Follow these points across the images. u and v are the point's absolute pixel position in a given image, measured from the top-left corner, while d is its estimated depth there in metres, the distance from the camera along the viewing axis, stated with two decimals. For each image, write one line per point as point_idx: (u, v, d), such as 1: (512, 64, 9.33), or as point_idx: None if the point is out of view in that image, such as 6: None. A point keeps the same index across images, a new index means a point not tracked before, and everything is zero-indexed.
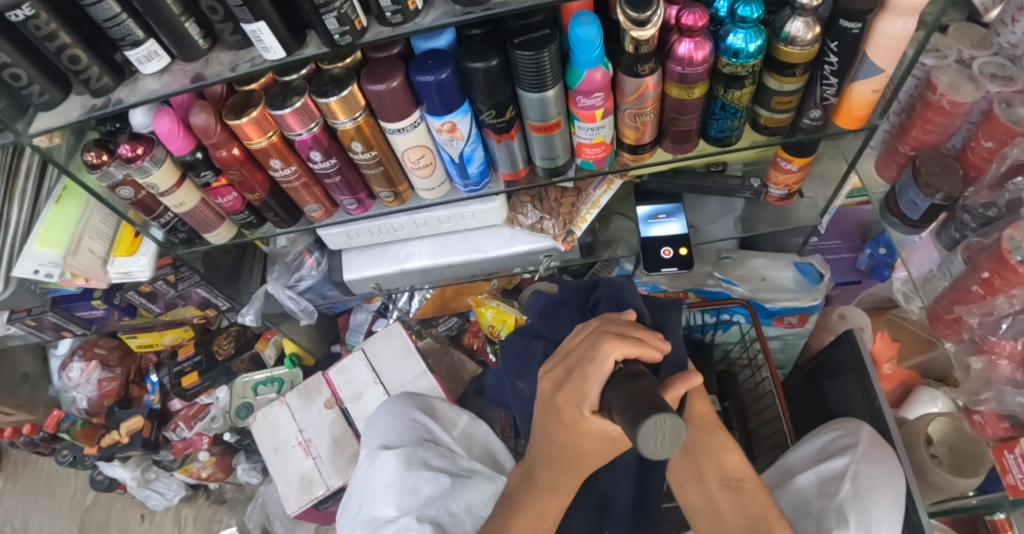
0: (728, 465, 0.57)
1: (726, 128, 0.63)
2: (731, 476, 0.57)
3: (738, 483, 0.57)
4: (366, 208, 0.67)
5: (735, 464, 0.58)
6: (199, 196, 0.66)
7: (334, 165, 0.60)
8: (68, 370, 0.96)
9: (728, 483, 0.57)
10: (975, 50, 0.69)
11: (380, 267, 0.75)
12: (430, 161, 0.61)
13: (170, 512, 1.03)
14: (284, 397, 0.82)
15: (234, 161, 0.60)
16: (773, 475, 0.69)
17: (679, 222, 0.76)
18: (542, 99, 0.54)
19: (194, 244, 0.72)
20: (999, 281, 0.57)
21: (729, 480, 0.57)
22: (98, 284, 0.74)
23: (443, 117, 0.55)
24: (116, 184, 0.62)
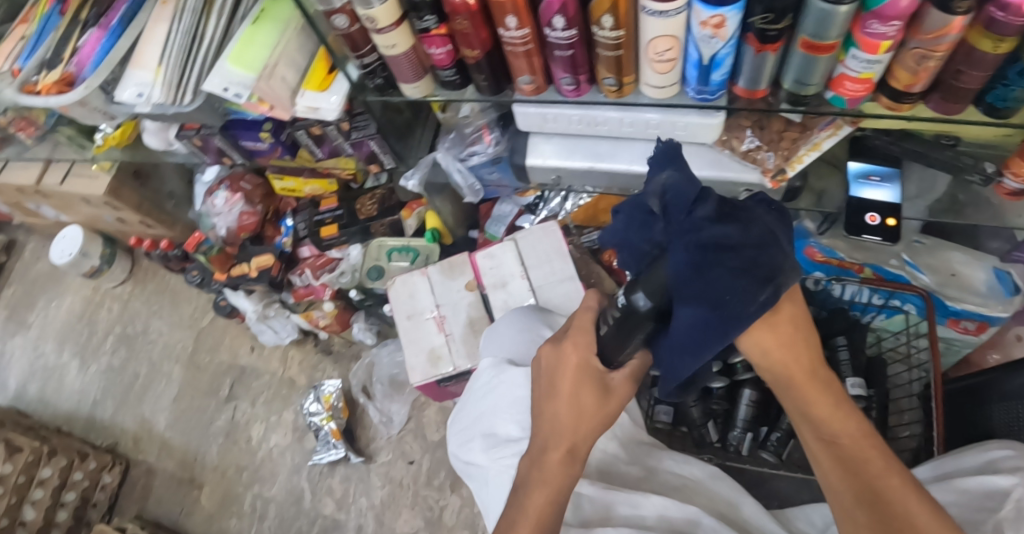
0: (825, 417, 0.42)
1: (1009, 99, 0.54)
2: (822, 428, 0.42)
3: (831, 437, 0.42)
4: (581, 92, 0.62)
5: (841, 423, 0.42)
6: (411, 41, 0.61)
7: (572, 37, 0.54)
8: (214, 197, 1.01)
9: (823, 437, 0.42)
10: None
11: (569, 160, 0.69)
12: (675, 56, 0.54)
13: (278, 350, 1.08)
14: (427, 268, 0.82)
15: (466, 9, 0.54)
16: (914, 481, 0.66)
17: (894, 189, 0.68)
18: (829, 14, 0.46)
19: (386, 93, 0.70)
20: None
21: (823, 435, 0.42)
22: (281, 115, 0.73)
23: (714, 10, 0.47)
24: (332, 13, 0.59)
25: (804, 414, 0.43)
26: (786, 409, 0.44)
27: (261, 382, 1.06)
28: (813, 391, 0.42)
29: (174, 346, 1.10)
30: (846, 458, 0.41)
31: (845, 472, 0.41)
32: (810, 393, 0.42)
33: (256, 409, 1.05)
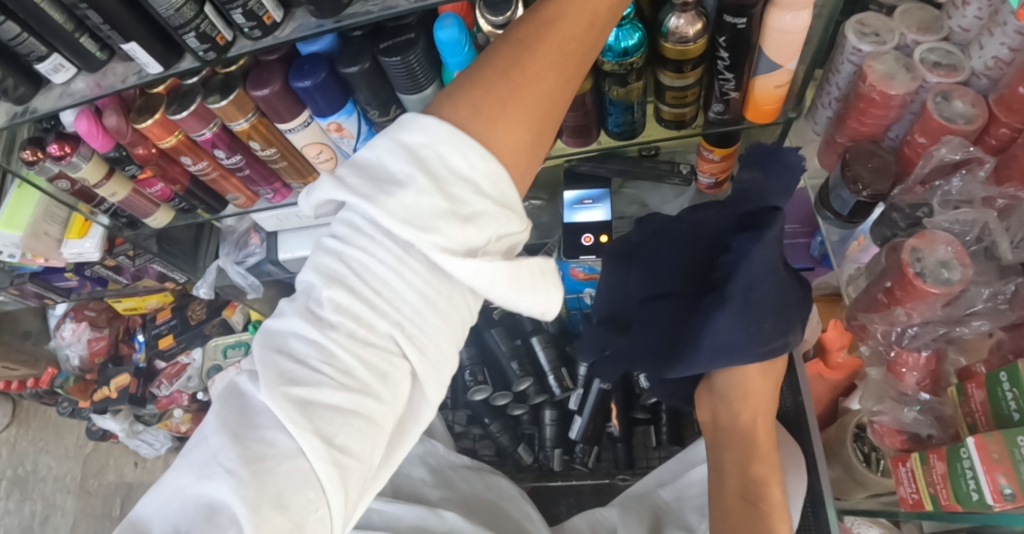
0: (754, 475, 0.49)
1: (623, 123, 0.61)
2: (754, 492, 0.48)
3: (756, 499, 0.47)
4: (285, 196, 0.71)
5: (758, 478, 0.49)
6: (131, 186, 0.71)
7: (240, 160, 0.63)
8: (62, 329, 1.06)
9: (749, 498, 0.48)
10: (921, 34, 0.65)
11: (312, 248, 0.79)
12: (331, 156, 0.63)
13: (160, 459, 1.14)
14: (239, 363, 0.90)
15: (153, 156, 0.64)
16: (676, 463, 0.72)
17: (604, 208, 0.76)
18: (421, 98, 0.55)
19: (139, 226, 0.78)
20: (900, 292, 0.56)
21: (749, 494, 0.48)
22: (58, 262, 0.80)
23: (328, 118, 0.57)
24: (53, 178, 0.67)
25: (741, 468, 0.50)
26: (724, 463, 0.52)
27: (150, 495, 1.12)
28: (762, 446, 0.50)
29: (65, 477, 1.15)
30: (748, 517, 0.47)
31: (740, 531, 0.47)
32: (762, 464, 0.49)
33: None
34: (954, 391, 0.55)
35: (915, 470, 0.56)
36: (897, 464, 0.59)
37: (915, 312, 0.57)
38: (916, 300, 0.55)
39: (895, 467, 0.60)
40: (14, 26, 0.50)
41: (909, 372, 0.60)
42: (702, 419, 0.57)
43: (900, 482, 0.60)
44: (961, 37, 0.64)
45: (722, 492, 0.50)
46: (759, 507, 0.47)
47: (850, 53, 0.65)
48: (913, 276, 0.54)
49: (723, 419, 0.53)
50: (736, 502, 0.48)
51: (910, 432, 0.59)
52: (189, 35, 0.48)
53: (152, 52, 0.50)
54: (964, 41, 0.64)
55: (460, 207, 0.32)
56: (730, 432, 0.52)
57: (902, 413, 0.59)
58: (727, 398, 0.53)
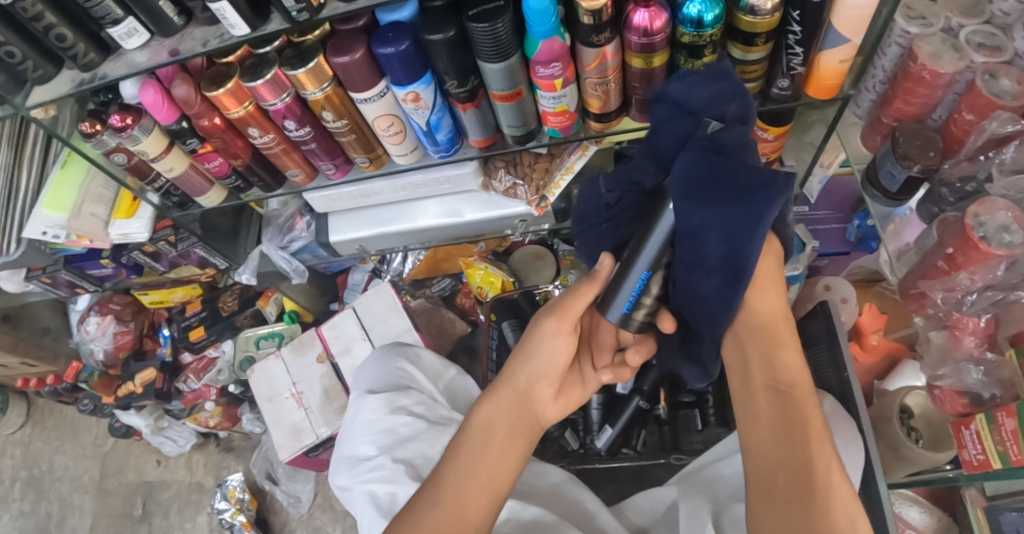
0: (783, 364, 0.48)
1: None
2: (781, 379, 0.48)
3: (785, 388, 0.47)
4: (345, 173, 0.71)
5: (789, 366, 0.48)
6: (188, 161, 0.70)
7: (308, 132, 0.64)
8: (85, 324, 1.03)
9: (777, 387, 0.48)
10: (965, 17, 0.68)
11: (362, 230, 0.79)
12: (400, 129, 0.64)
13: (183, 458, 1.11)
14: (279, 351, 0.89)
15: (217, 129, 0.64)
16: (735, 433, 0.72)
17: None
18: (505, 68, 0.55)
19: (189, 207, 0.77)
20: (962, 258, 0.58)
21: (777, 384, 0.48)
22: (102, 244, 0.78)
23: (406, 88, 0.57)
24: (110, 152, 0.67)
25: (769, 360, 0.49)
26: (749, 355, 0.51)
27: (173, 494, 1.09)
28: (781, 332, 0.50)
29: (82, 477, 1.13)
30: (785, 414, 0.46)
31: (777, 432, 0.46)
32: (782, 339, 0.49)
33: (171, 520, 1.07)
34: (1014, 354, 0.58)
35: (981, 430, 0.58)
36: (958, 428, 0.61)
37: (977, 276, 0.58)
38: (978, 264, 0.57)
39: (956, 432, 0.62)
40: None
41: (968, 336, 0.62)
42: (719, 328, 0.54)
43: (963, 446, 0.61)
44: (1002, 20, 0.68)
45: (751, 387, 0.49)
46: (796, 407, 0.46)
47: (898, 36, 0.67)
48: (977, 240, 0.56)
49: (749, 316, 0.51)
50: (766, 394, 0.48)
51: (971, 394, 0.61)
52: None
53: (240, 13, 0.51)
54: (1005, 24, 0.68)
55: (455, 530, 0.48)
56: (750, 324, 0.51)
57: (966, 376, 0.61)
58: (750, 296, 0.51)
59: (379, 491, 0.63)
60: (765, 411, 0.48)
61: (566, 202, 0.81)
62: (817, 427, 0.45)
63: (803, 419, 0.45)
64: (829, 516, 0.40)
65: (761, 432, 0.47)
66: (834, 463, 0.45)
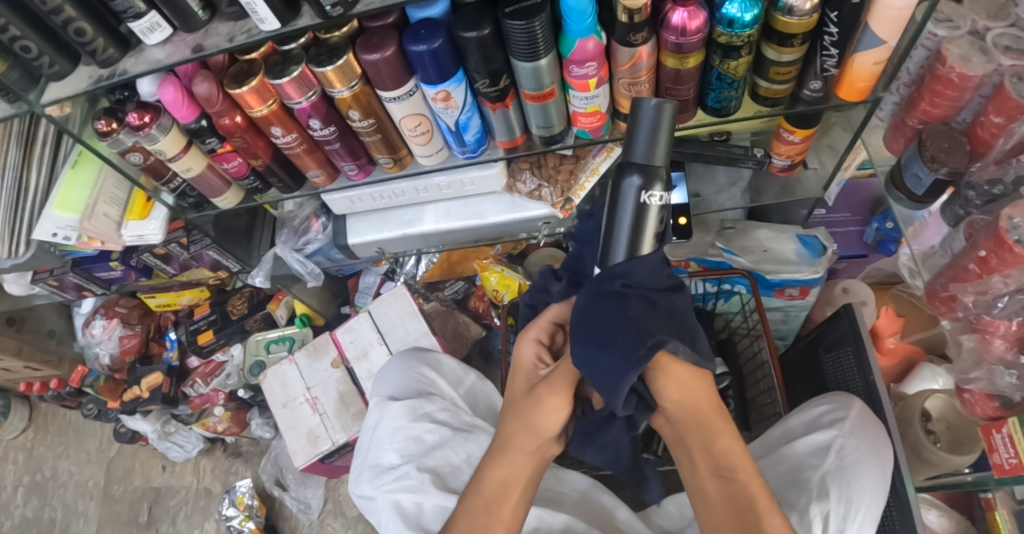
0: (721, 451, 0.48)
1: (723, 98, 0.62)
2: (724, 465, 0.48)
3: (730, 474, 0.48)
4: (367, 173, 0.70)
5: (728, 450, 0.49)
6: (205, 161, 0.69)
7: (332, 132, 0.62)
8: (91, 327, 1.02)
9: (722, 474, 0.49)
10: (991, 21, 0.68)
11: (383, 231, 0.78)
12: (427, 129, 0.63)
13: (189, 463, 1.09)
14: (293, 356, 0.87)
15: (238, 128, 0.62)
16: (766, 443, 0.72)
17: (680, 191, 0.77)
18: (536, 68, 0.54)
19: (204, 208, 0.75)
20: (995, 261, 0.57)
21: (721, 470, 0.48)
22: (114, 246, 0.76)
23: (437, 86, 0.56)
24: (126, 151, 0.65)
25: (707, 448, 0.49)
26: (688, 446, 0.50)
27: (179, 500, 1.07)
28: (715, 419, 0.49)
29: (87, 483, 1.11)
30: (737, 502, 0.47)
31: (733, 515, 0.47)
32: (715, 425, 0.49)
33: (178, 527, 1.05)
34: None
35: (1013, 433, 0.58)
36: (990, 431, 0.61)
37: (1012, 280, 0.58)
38: (1013, 267, 0.57)
39: (987, 436, 0.62)
40: None
41: (998, 340, 0.62)
42: (658, 421, 0.53)
43: (993, 450, 0.61)
44: None
45: (697, 475, 0.49)
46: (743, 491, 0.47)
47: (924, 39, 0.67)
48: (1013, 243, 0.55)
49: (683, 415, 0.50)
50: (710, 479, 0.49)
51: (1004, 398, 0.61)
52: None
53: (271, 7, 0.49)
54: None
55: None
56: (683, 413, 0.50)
57: (999, 379, 0.61)
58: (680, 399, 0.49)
59: (405, 501, 0.63)
60: (717, 498, 0.48)
61: (590, 205, 0.81)
62: (768, 512, 0.46)
63: (753, 507, 0.46)
64: None
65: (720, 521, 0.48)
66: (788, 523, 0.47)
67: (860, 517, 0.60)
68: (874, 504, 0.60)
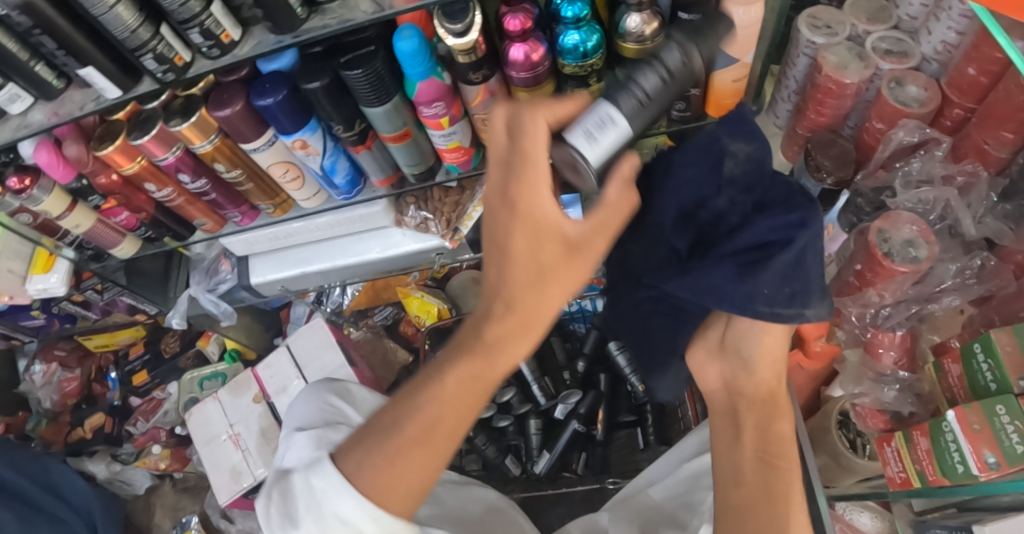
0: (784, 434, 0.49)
1: None
2: (771, 451, 0.47)
3: (774, 460, 0.46)
4: (252, 219, 0.71)
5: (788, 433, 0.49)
6: (95, 217, 0.70)
7: (206, 184, 0.63)
8: (30, 372, 1.02)
9: (764, 458, 0.47)
10: (871, 24, 0.66)
11: (281, 271, 0.78)
12: (297, 175, 0.63)
13: (140, 500, 1.11)
14: (216, 393, 0.89)
15: (116, 185, 0.64)
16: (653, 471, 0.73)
17: (575, 214, 0.77)
18: (386, 111, 0.55)
19: (106, 258, 0.76)
20: (870, 274, 0.57)
21: (766, 455, 0.47)
22: (24, 300, 0.77)
23: (293, 136, 0.57)
24: (14, 212, 0.66)
25: (764, 431, 0.49)
26: (745, 424, 0.51)
27: None
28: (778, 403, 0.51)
29: None
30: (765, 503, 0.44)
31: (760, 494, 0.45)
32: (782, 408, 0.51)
33: None
34: (931, 368, 0.58)
35: (900, 448, 0.57)
36: (882, 444, 0.60)
37: (886, 293, 0.58)
38: (887, 280, 0.57)
39: (881, 448, 0.61)
40: None
41: (886, 352, 0.62)
42: (712, 386, 0.55)
43: (886, 463, 0.60)
44: (909, 24, 0.65)
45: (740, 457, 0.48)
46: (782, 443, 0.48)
47: (804, 46, 0.66)
48: (883, 257, 0.55)
49: (741, 390, 0.52)
50: (753, 461, 0.47)
51: (891, 411, 0.60)
52: (146, 57, 0.48)
53: (109, 76, 0.51)
54: (913, 28, 0.66)
55: (380, 507, 0.40)
56: (753, 400, 0.51)
57: (882, 393, 0.60)
58: (750, 367, 0.52)
59: None
60: (750, 476, 0.46)
61: None
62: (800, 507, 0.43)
63: (782, 497, 0.44)
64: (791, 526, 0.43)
65: (739, 496, 0.46)
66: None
67: None
68: None
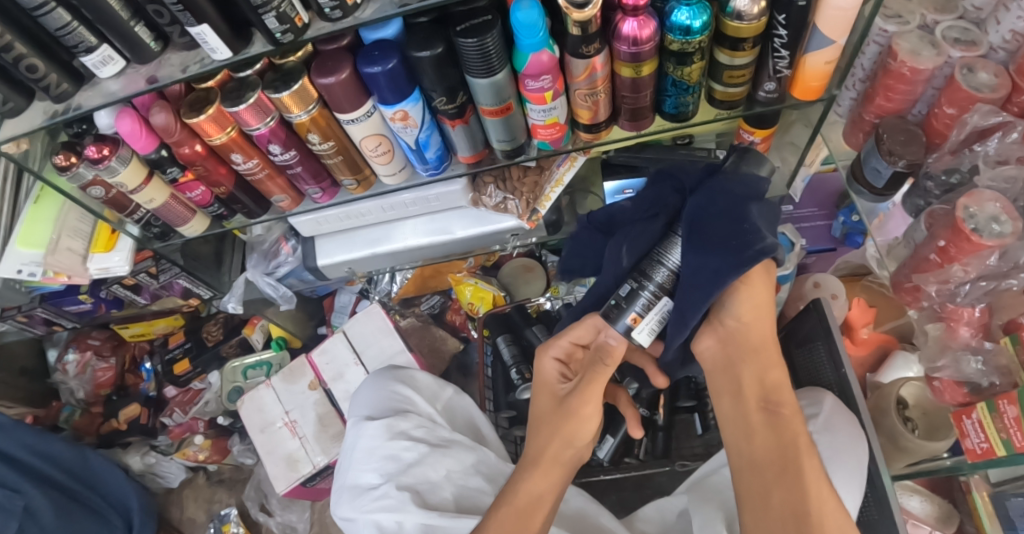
0: (772, 381, 0.53)
1: (680, 104, 0.63)
2: (773, 399, 0.53)
3: (777, 407, 0.52)
4: (331, 196, 0.70)
5: (777, 380, 0.53)
6: (168, 191, 0.68)
7: (294, 156, 0.62)
8: (64, 362, 1.00)
9: (769, 406, 0.53)
10: (938, 14, 0.69)
11: (352, 252, 0.79)
12: (388, 149, 0.63)
13: (172, 494, 1.08)
14: (269, 380, 0.87)
15: (198, 156, 0.62)
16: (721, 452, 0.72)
17: None
18: (492, 83, 0.55)
19: (170, 238, 0.75)
20: (954, 250, 0.60)
21: (769, 403, 0.53)
22: (80, 280, 0.75)
23: (394, 106, 0.57)
24: (87, 184, 0.64)
25: (761, 381, 0.53)
26: (743, 378, 0.54)
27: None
28: (769, 350, 0.54)
29: None
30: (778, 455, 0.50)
31: (771, 453, 0.51)
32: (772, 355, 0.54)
33: None
34: (1007, 342, 0.59)
35: (982, 419, 0.59)
36: (960, 417, 0.62)
37: (970, 268, 0.60)
38: (971, 255, 0.59)
39: (958, 422, 0.63)
40: (66, 14, 0.47)
41: (964, 327, 0.64)
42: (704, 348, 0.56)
43: (964, 435, 0.62)
44: (975, 15, 0.68)
45: (745, 410, 0.53)
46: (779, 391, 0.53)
47: (875, 35, 0.69)
48: (970, 232, 0.57)
49: (733, 337, 0.54)
50: (757, 410, 0.53)
51: (970, 383, 0.62)
52: (268, 15, 0.47)
53: (221, 36, 0.49)
54: (978, 19, 0.68)
55: None
56: (745, 345, 0.54)
57: (965, 366, 0.62)
58: (735, 317, 0.54)
59: (384, 521, 0.63)
60: (761, 430, 0.52)
61: (555, 215, 0.83)
62: (807, 458, 0.50)
63: (792, 451, 0.50)
64: (803, 472, 0.49)
65: (754, 455, 0.52)
66: (824, 481, 0.50)
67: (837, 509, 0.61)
68: (852, 498, 0.61)
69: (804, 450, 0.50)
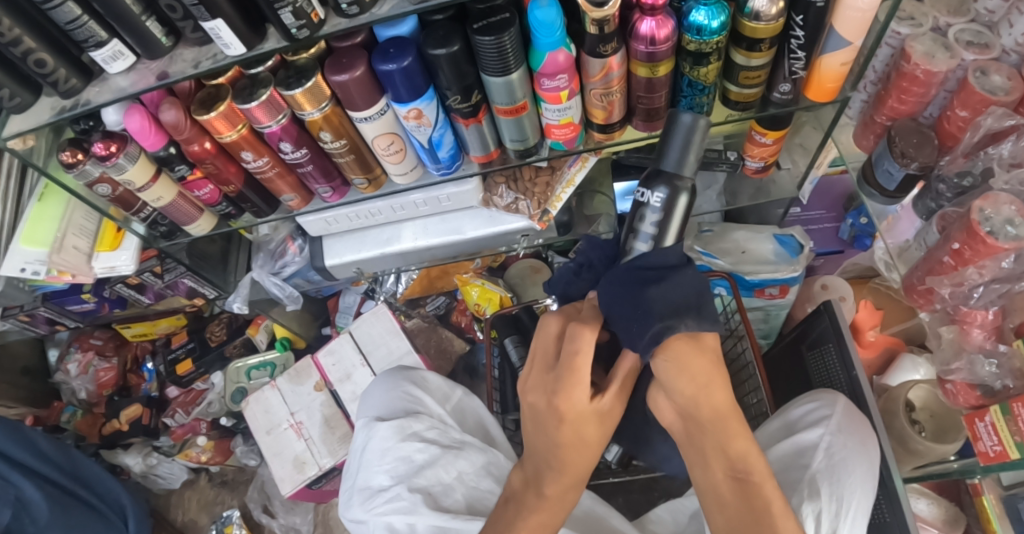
0: (736, 453, 0.46)
1: (695, 104, 0.63)
2: (739, 467, 0.46)
3: (745, 475, 0.46)
4: (342, 195, 0.70)
5: (742, 451, 0.46)
6: (176, 189, 0.68)
7: (305, 154, 0.62)
8: (66, 363, 1.00)
9: (738, 475, 0.47)
10: (952, 17, 0.69)
11: (361, 251, 0.79)
12: (400, 147, 0.63)
13: (173, 495, 1.07)
14: (275, 381, 0.86)
15: (207, 154, 0.61)
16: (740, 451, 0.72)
17: None
18: (507, 82, 0.54)
19: (176, 236, 0.74)
20: (969, 252, 0.59)
21: (736, 472, 0.47)
22: (85, 279, 0.74)
23: (408, 105, 0.56)
24: (94, 182, 0.63)
25: (723, 451, 0.47)
26: (705, 449, 0.47)
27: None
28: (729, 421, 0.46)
29: None
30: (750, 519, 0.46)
31: (742, 524, 0.46)
32: (732, 426, 0.46)
33: None
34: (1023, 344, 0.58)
35: (995, 422, 0.58)
36: (973, 420, 0.61)
37: (986, 270, 0.60)
38: (987, 258, 0.59)
39: (971, 425, 0.62)
40: (75, 8, 0.46)
41: (976, 329, 0.64)
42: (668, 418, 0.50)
43: (976, 438, 0.61)
44: (988, 18, 0.68)
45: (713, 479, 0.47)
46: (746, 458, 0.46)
47: (888, 37, 0.69)
48: (985, 235, 0.57)
49: (690, 414, 0.47)
50: (727, 480, 0.47)
51: (983, 386, 0.62)
52: (285, 10, 0.46)
53: (236, 31, 0.49)
54: (991, 22, 0.69)
55: None
56: (701, 419, 0.47)
57: (978, 369, 0.62)
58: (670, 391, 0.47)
59: (397, 523, 0.63)
60: (731, 498, 0.47)
61: (567, 216, 0.83)
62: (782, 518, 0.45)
63: (766, 514, 0.45)
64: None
65: (727, 519, 0.48)
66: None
67: (853, 512, 0.60)
68: (866, 500, 0.61)
69: (780, 519, 0.45)
